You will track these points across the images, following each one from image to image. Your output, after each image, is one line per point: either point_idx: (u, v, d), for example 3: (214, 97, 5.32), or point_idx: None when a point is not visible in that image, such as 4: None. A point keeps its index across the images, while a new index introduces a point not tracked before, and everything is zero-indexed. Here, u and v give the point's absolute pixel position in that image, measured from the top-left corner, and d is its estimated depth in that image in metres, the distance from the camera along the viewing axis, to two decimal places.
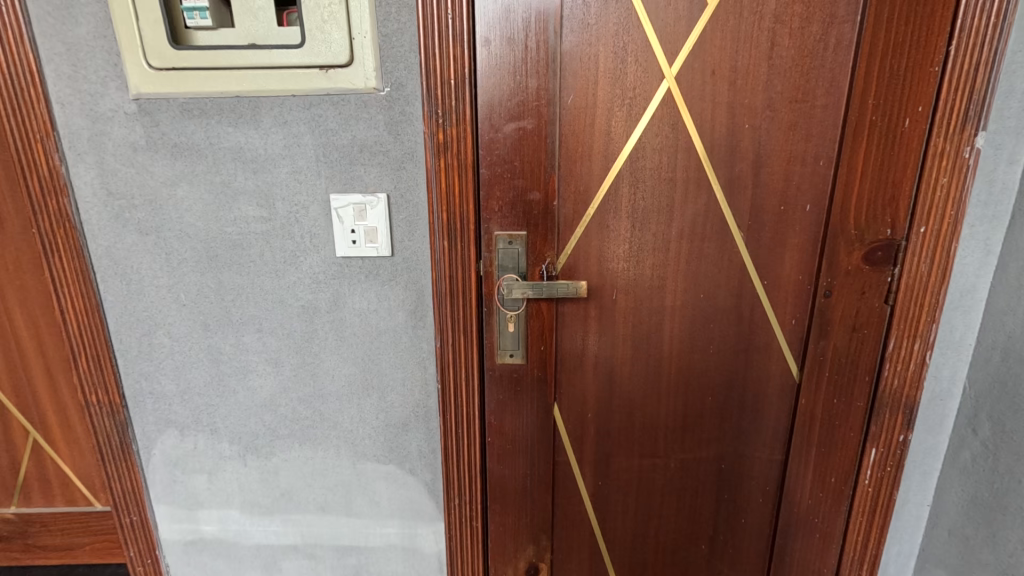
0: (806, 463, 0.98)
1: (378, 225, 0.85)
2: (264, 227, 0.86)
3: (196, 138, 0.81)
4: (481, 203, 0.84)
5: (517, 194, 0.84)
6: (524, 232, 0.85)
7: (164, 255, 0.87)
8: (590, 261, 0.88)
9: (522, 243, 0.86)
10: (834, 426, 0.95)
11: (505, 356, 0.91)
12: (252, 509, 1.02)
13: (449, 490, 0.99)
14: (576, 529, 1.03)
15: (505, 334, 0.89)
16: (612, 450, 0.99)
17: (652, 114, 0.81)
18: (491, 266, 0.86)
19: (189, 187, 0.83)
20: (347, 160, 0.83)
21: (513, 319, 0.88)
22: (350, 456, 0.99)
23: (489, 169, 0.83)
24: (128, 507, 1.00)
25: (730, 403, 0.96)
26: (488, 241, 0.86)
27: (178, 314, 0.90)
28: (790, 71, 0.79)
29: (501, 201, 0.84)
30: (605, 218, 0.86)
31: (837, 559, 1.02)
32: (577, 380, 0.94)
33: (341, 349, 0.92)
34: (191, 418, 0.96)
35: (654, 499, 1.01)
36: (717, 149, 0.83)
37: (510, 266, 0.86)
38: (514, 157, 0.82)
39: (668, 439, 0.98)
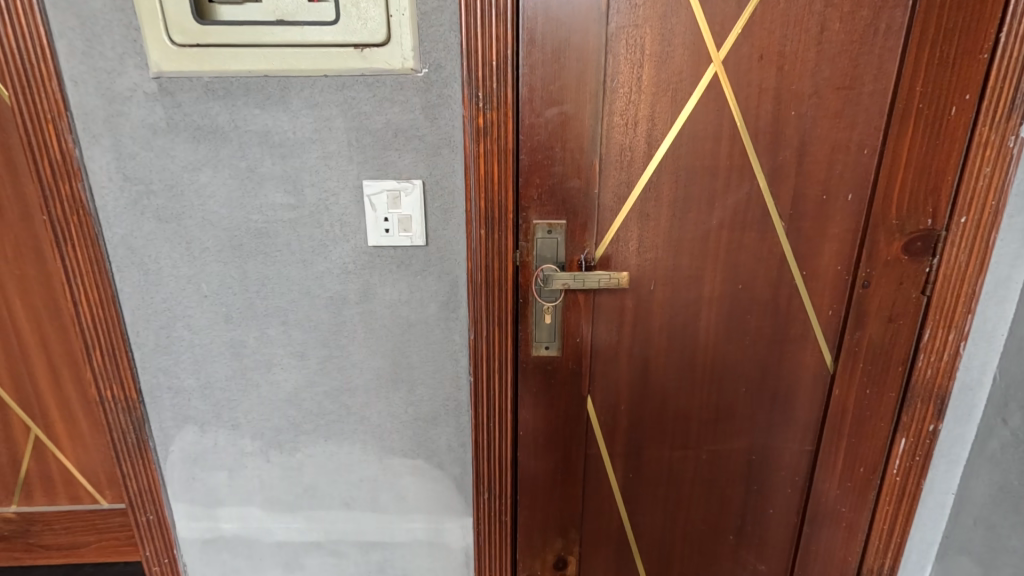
0: (836, 453, 0.98)
1: (412, 214, 0.81)
2: (292, 215, 0.82)
3: (220, 120, 0.77)
4: (520, 191, 0.81)
5: (557, 181, 0.81)
6: (563, 221, 0.83)
7: (184, 243, 0.82)
8: (628, 251, 0.86)
9: (561, 232, 0.83)
10: (865, 417, 0.95)
11: (540, 348, 0.89)
12: (274, 506, 0.99)
13: (479, 484, 0.97)
14: (605, 521, 1.02)
15: (541, 326, 0.88)
16: (644, 442, 0.97)
17: (697, 99, 0.79)
18: (529, 256, 0.84)
19: (212, 172, 0.79)
20: (381, 145, 0.79)
21: (550, 310, 0.86)
22: (377, 451, 0.96)
23: (529, 155, 0.80)
24: (144, 505, 0.97)
25: (763, 394, 0.95)
26: (526, 230, 0.83)
27: (200, 305, 0.86)
28: (838, 57, 0.78)
29: (540, 188, 0.82)
30: (646, 207, 0.84)
31: (862, 547, 1.03)
32: (612, 372, 0.93)
33: (370, 341, 0.89)
34: (211, 414, 0.92)
35: (684, 491, 1.01)
36: (761, 137, 0.81)
37: (548, 256, 0.84)
38: (554, 143, 0.80)
39: (701, 431, 0.97)
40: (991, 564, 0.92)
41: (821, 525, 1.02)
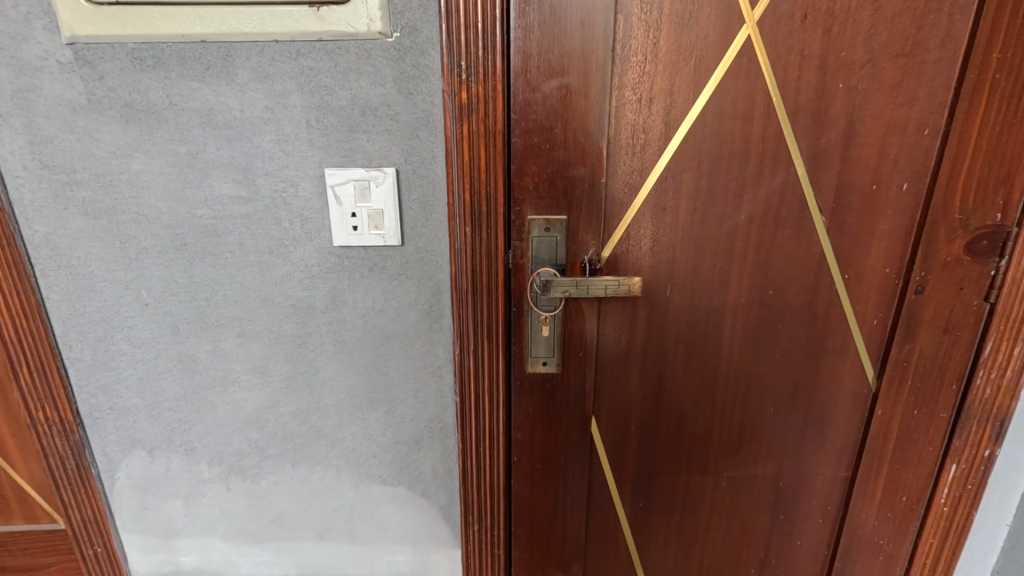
0: (875, 479, 0.86)
1: (384, 208, 0.69)
2: (245, 210, 0.69)
3: (152, 96, 0.64)
4: (513, 181, 0.69)
5: (557, 169, 0.68)
6: (564, 216, 0.70)
7: (119, 243, 0.70)
8: (641, 252, 0.73)
9: (561, 229, 0.71)
10: (911, 439, 0.82)
11: (536, 364, 0.77)
12: (238, 537, 0.88)
13: (468, 515, 0.85)
14: (612, 553, 0.90)
15: (538, 339, 0.75)
16: (656, 467, 0.85)
17: (726, 68, 0.66)
18: (523, 258, 0.72)
19: (147, 159, 0.66)
20: (346, 126, 0.66)
21: (548, 321, 0.74)
22: (353, 477, 0.84)
23: (523, 138, 0.67)
24: (91, 537, 0.86)
25: (794, 414, 0.83)
26: (519, 227, 0.71)
27: (141, 315, 0.74)
28: (898, 17, 0.64)
29: (537, 177, 0.69)
30: (662, 199, 0.71)
31: None
32: (620, 389, 0.80)
33: (341, 356, 0.77)
34: (161, 437, 0.81)
35: (700, 521, 0.89)
36: (801, 116, 0.68)
37: (546, 257, 0.71)
38: (554, 123, 0.67)
39: (721, 455, 0.85)
40: None
41: (855, 559, 0.90)
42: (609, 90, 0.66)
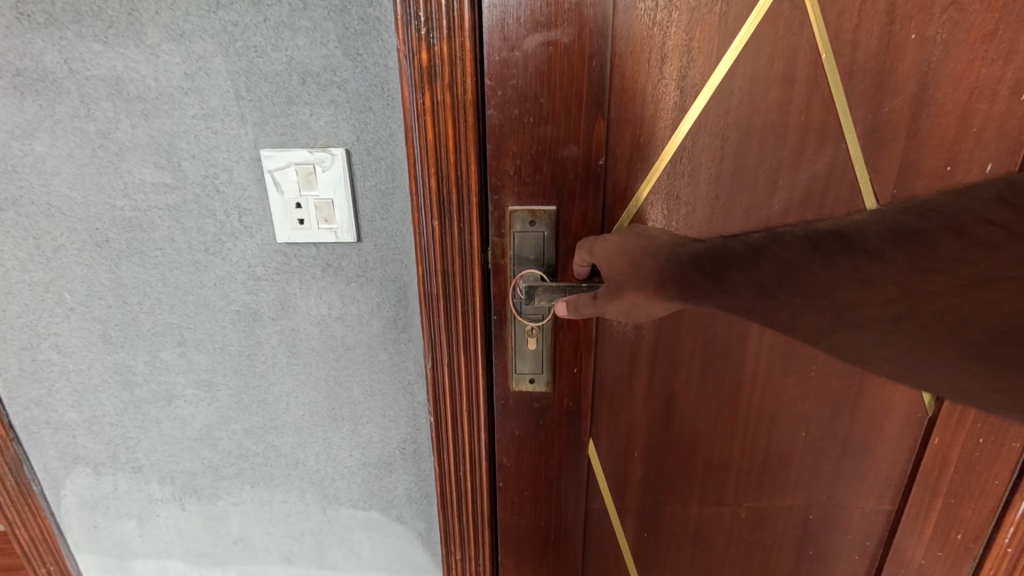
0: (925, 517, 0.72)
1: (334, 197, 0.57)
2: (171, 199, 0.58)
3: (48, 62, 0.53)
4: (489, 164, 0.56)
5: (543, 149, 0.55)
6: (554, 207, 0.57)
7: (32, 239, 0.60)
8: None
9: (549, 224, 0.58)
10: (974, 471, 0.68)
11: (523, 382, 0.65)
12: (199, 558, 0.80)
13: (448, 545, 0.75)
14: None
15: (524, 353, 0.64)
16: (664, 496, 0.74)
17: (761, 16, 0.51)
18: (505, 258, 0.59)
19: (50, 139, 0.55)
20: (283, 96, 0.54)
21: (535, 334, 0.62)
22: (319, 500, 0.75)
23: (500, 111, 0.54)
24: (41, 557, 0.79)
25: (830, 440, 0.70)
26: (498, 221, 0.58)
27: (67, 321, 0.64)
28: None
29: (519, 159, 0.56)
30: (675, 186, 0.57)
31: None
32: (621, 409, 0.69)
33: (296, 368, 0.66)
34: (105, 454, 0.72)
35: (715, 554, 0.78)
36: (858, 77, 0.53)
37: (531, 258, 0.59)
38: (538, 90, 0.53)
39: (741, 483, 0.73)
40: None
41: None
42: (608, 47, 0.52)
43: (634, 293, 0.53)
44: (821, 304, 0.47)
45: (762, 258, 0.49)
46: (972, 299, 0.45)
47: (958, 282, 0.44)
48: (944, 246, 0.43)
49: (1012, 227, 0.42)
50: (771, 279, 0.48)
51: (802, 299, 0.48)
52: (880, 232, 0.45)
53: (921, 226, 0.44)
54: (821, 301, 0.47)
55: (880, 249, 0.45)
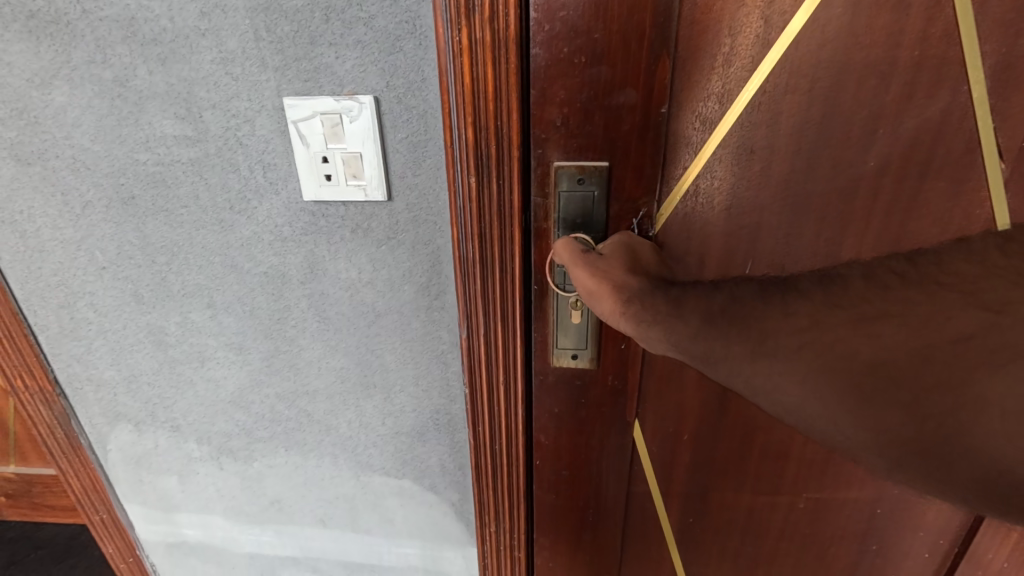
0: None
1: (363, 151, 0.52)
2: (193, 153, 0.55)
3: (60, 1, 0.49)
4: (532, 113, 0.49)
5: (594, 96, 0.48)
6: (606, 161, 0.50)
7: (60, 195, 0.58)
8: (716, 212, 0.52)
9: (600, 178, 0.51)
10: None
11: (564, 357, 0.60)
12: (238, 516, 0.81)
13: (483, 516, 0.73)
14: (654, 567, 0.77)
15: (566, 327, 0.58)
16: (714, 480, 0.68)
17: None
18: (548, 219, 0.53)
19: (68, 88, 0.52)
20: (305, 37, 0.49)
21: (579, 306, 0.56)
22: (352, 467, 0.74)
23: (545, 50, 0.47)
24: (94, 504, 0.82)
25: None
26: (542, 179, 0.52)
27: (100, 280, 0.63)
28: None
29: (567, 108, 0.49)
30: (751, 137, 0.49)
31: None
32: (673, 388, 0.63)
33: (327, 334, 0.64)
34: (144, 412, 0.73)
35: (768, 543, 0.71)
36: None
37: (577, 219, 0.52)
38: (593, 23, 0.46)
39: (803, 471, 0.65)
40: None
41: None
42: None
43: (611, 287, 0.46)
44: (748, 336, 0.40)
45: (719, 291, 0.43)
46: (863, 335, 0.36)
47: (855, 318, 0.36)
48: (853, 288, 0.37)
49: (907, 276, 0.36)
50: (718, 306, 0.41)
51: (736, 336, 0.40)
52: (809, 276, 0.40)
53: (843, 272, 0.39)
54: (742, 334, 0.40)
55: (811, 290, 0.39)
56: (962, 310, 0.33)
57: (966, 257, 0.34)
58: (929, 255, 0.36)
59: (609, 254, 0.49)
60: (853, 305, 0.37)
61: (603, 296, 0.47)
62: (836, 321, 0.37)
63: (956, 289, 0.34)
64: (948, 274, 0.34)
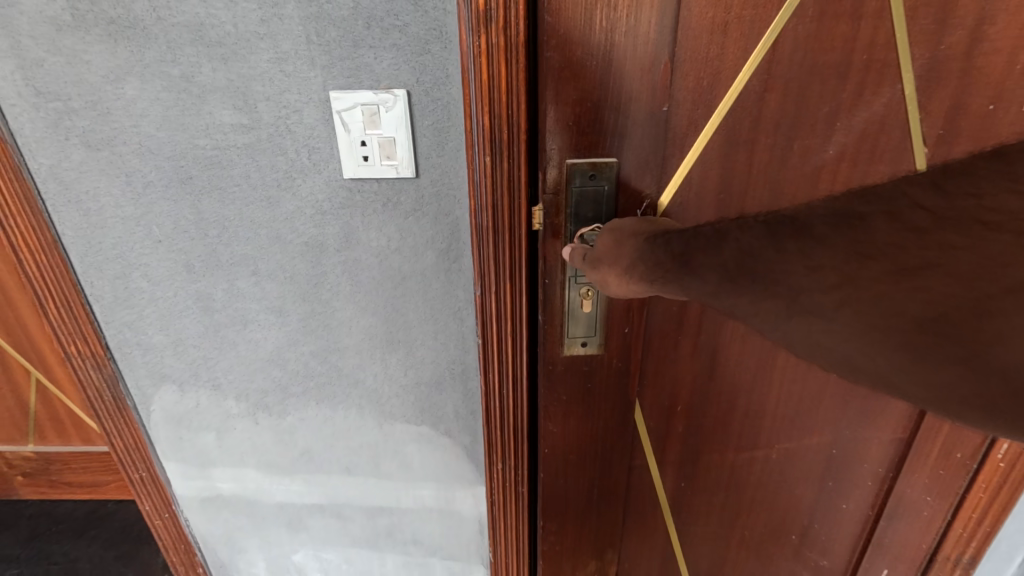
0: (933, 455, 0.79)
1: (395, 135, 0.62)
2: (247, 139, 0.64)
3: (138, 9, 0.58)
4: (551, 113, 0.60)
5: (603, 97, 0.60)
6: (614, 161, 0.62)
7: (123, 176, 0.67)
8: (708, 197, 0.65)
9: (608, 177, 0.63)
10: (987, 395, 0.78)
11: (576, 342, 0.74)
12: (270, 468, 0.90)
13: (492, 455, 0.85)
14: (649, 521, 0.93)
15: (577, 315, 0.72)
16: (700, 444, 0.85)
17: None
18: (562, 216, 0.64)
19: (140, 82, 0.61)
20: (348, 40, 0.59)
21: (589, 297, 0.70)
22: (376, 416, 0.84)
23: (563, 60, 0.58)
24: (135, 463, 0.90)
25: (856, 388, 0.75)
26: (558, 177, 0.63)
27: (155, 252, 0.72)
28: None
29: (579, 108, 0.60)
30: (738, 129, 0.62)
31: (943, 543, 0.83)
32: (666, 366, 0.79)
33: (358, 296, 0.74)
34: (188, 373, 0.82)
35: (744, 495, 0.86)
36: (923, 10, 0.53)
37: (589, 215, 0.64)
38: (603, 37, 0.57)
39: (773, 429, 0.80)
40: None
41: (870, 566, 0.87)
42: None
43: (608, 268, 0.58)
44: (773, 289, 0.43)
45: (725, 243, 0.47)
46: (903, 290, 0.37)
47: (893, 271, 0.37)
48: (877, 233, 0.38)
49: (941, 214, 0.36)
50: (731, 263, 0.46)
51: (765, 287, 0.43)
52: (822, 217, 0.41)
53: (863, 210, 0.40)
54: (775, 293, 0.43)
55: (825, 234, 0.41)
56: (1017, 254, 0.34)
57: (1011, 187, 0.34)
58: (962, 182, 0.36)
59: (605, 240, 0.59)
60: (880, 253, 0.38)
61: (605, 272, 0.58)
62: (867, 266, 0.39)
63: (1007, 231, 0.34)
64: (992, 210, 0.35)
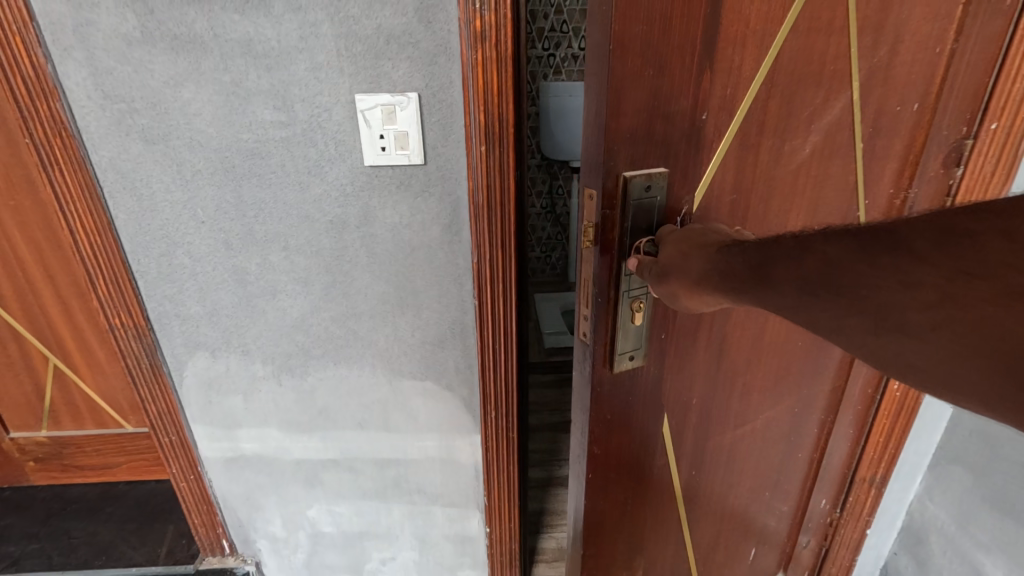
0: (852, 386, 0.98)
1: (409, 129, 0.77)
2: (284, 133, 0.78)
3: (198, 28, 0.71)
4: (608, 122, 0.53)
5: (657, 106, 0.55)
6: (665, 171, 0.57)
7: (175, 166, 0.79)
8: (727, 194, 0.64)
9: (661, 187, 0.58)
10: None
11: (626, 360, 0.65)
12: (290, 427, 1.02)
13: (487, 405, 0.99)
14: (666, 529, 0.85)
15: (627, 330, 0.63)
16: (710, 434, 0.81)
17: None
18: (616, 231, 0.58)
19: (196, 87, 0.74)
20: (372, 54, 0.73)
21: (641, 309, 0.62)
22: (386, 373, 0.98)
23: (624, 62, 0.51)
24: (166, 427, 1.01)
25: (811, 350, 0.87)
26: (612, 190, 0.56)
27: (198, 232, 0.84)
28: None
29: (636, 118, 0.54)
30: (748, 135, 0.62)
31: (860, 456, 1.10)
32: (688, 361, 0.73)
33: (373, 266, 0.88)
34: (220, 340, 0.93)
35: (737, 464, 0.88)
36: (865, 28, 0.64)
37: (643, 225, 0.58)
38: (659, 42, 0.52)
39: (761, 397, 0.85)
40: (984, 469, 1.00)
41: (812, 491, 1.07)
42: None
43: (680, 284, 0.54)
44: (862, 305, 0.40)
45: (808, 254, 0.43)
46: (1000, 314, 0.32)
47: (1003, 293, 0.32)
48: (989, 252, 0.32)
49: None
50: (815, 277, 0.43)
51: (847, 299, 0.40)
52: (923, 230, 0.36)
53: (968, 223, 0.34)
54: (860, 308, 0.40)
55: (927, 252, 0.36)
56: None
57: None
58: None
59: (669, 251, 0.55)
60: (992, 274, 0.32)
61: (673, 287, 0.54)
62: (976, 290, 0.33)
63: None
64: None
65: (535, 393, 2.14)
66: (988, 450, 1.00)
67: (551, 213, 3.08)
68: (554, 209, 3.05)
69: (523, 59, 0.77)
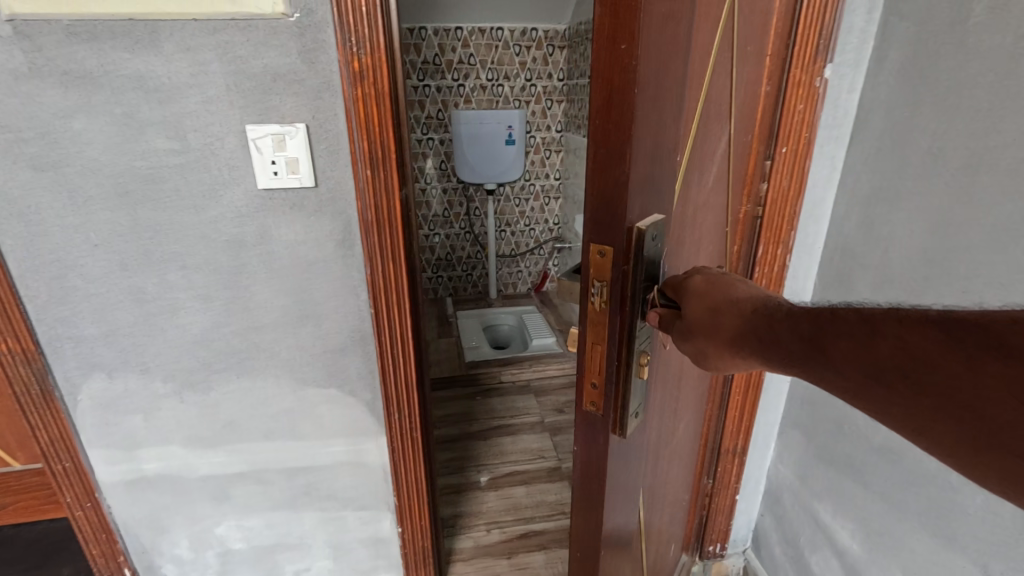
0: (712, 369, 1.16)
1: (298, 156, 0.86)
2: (178, 160, 0.84)
3: (88, 65, 0.77)
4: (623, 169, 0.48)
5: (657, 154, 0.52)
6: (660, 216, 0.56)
7: (65, 192, 0.83)
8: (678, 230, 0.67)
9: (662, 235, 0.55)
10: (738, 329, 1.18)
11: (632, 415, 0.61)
12: (194, 443, 1.05)
13: (389, 407, 1.07)
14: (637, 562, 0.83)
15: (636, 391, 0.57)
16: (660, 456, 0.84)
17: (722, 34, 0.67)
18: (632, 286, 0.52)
19: (87, 118, 0.80)
20: (261, 89, 0.82)
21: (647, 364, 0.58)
22: (291, 383, 1.03)
23: (641, 109, 0.47)
24: (58, 454, 1.00)
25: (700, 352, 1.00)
26: (627, 243, 0.51)
27: (92, 254, 0.88)
28: None
29: (646, 166, 0.51)
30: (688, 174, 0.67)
31: (720, 428, 1.27)
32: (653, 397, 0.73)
33: (272, 281, 0.95)
34: (118, 360, 0.95)
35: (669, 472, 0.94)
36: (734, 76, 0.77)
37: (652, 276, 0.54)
38: (661, 91, 0.50)
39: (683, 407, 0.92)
40: (813, 430, 1.21)
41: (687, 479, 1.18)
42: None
43: (705, 340, 0.53)
44: (953, 410, 0.35)
45: (881, 338, 0.40)
46: None
47: None
48: None
49: None
50: (889, 365, 0.39)
51: (932, 399, 0.36)
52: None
53: None
54: (957, 415, 0.35)
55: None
56: None
57: None
58: None
59: (696, 305, 0.53)
60: None
61: (700, 343, 0.53)
62: None
63: None
64: None
65: (454, 404, 2.23)
66: (814, 415, 1.21)
67: (470, 233, 3.21)
68: (473, 229, 3.18)
69: (401, 95, 0.88)
